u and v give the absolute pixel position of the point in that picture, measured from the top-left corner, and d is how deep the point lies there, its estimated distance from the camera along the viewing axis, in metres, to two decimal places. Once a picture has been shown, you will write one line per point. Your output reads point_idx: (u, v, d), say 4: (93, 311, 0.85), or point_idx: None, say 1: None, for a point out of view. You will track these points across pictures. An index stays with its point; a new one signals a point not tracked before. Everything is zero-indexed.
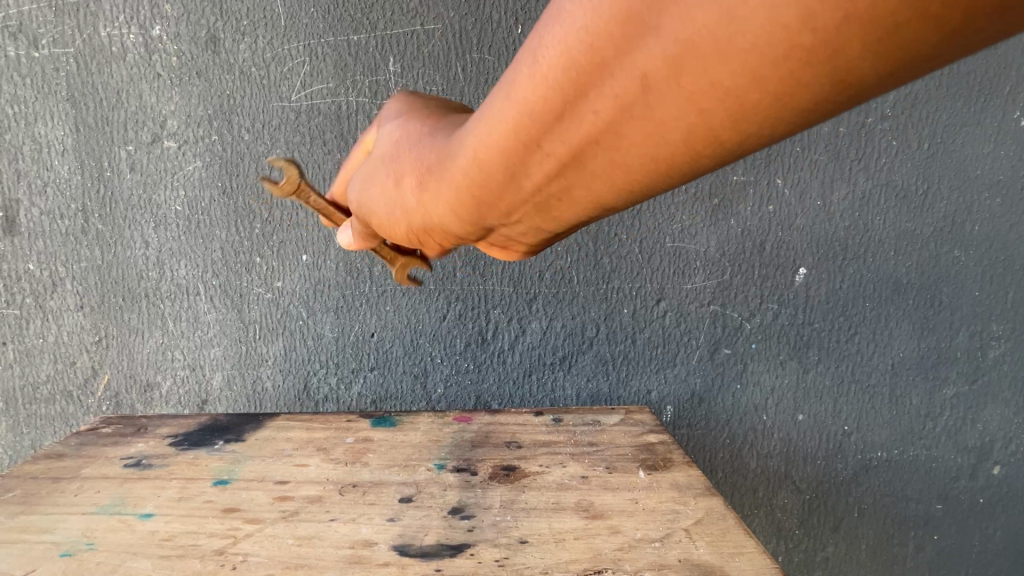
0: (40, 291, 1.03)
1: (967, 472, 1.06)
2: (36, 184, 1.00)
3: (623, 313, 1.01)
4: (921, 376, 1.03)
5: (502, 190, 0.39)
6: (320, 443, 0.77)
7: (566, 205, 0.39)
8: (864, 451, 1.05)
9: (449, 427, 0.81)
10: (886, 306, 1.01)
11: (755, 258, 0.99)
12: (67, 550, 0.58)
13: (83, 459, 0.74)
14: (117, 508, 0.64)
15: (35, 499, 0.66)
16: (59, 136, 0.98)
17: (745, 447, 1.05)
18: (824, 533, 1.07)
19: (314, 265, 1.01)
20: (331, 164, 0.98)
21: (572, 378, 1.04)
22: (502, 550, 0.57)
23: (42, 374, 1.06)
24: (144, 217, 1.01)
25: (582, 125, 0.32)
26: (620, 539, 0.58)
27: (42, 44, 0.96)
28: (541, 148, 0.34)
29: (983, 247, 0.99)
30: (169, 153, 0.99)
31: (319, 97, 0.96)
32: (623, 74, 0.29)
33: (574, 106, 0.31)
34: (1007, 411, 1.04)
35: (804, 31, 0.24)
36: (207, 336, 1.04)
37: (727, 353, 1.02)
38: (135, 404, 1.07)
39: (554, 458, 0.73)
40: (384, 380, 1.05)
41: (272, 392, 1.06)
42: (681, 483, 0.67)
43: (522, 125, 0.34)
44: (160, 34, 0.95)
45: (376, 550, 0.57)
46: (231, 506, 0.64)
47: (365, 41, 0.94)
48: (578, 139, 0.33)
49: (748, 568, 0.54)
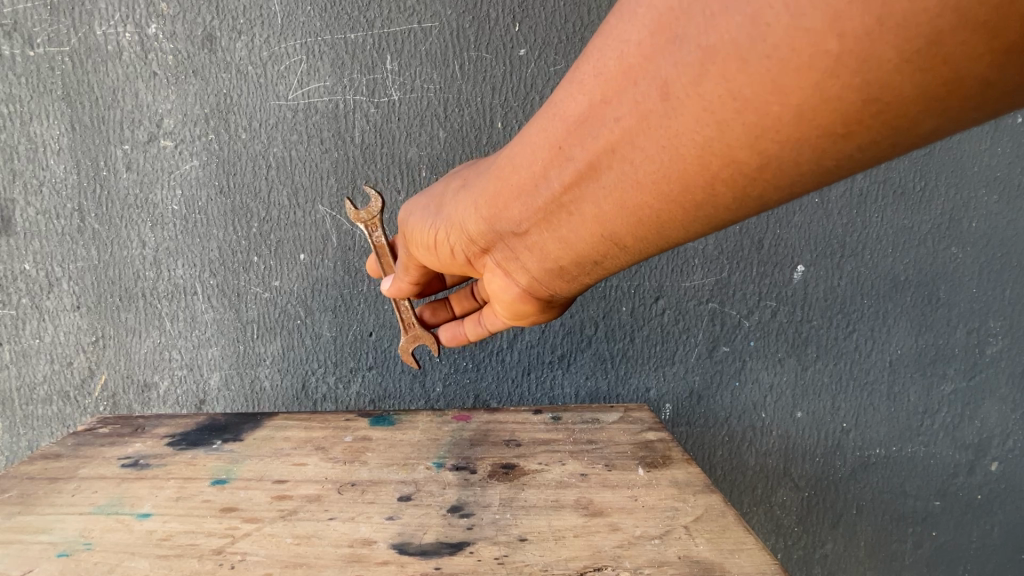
0: (36, 291, 1.03)
1: (966, 468, 1.06)
2: (31, 183, 0.99)
3: (621, 311, 1.01)
4: (919, 372, 1.03)
5: (628, 216, 0.46)
6: (319, 442, 0.77)
7: (670, 231, 0.47)
8: (863, 448, 1.05)
9: (448, 426, 0.81)
10: (884, 303, 1.01)
11: (753, 255, 0.99)
12: (64, 551, 0.57)
13: (80, 459, 0.74)
14: (115, 508, 0.64)
15: (32, 500, 0.65)
16: (55, 135, 0.98)
17: (744, 445, 1.05)
18: (823, 530, 1.07)
19: (312, 264, 1.01)
20: (328, 162, 0.98)
21: (571, 376, 1.04)
22: (502, 548, 0.57)
23: (39, 375, 1.06)
24: (141, 217, 1.00)
25: (704, 169, 0.40)
26: (620, 536, 0.58)
27: (37, 43, 0.95)
28: (670, 187, 0.42)
29: (980, 244, 0.99)
30: (166, 152, 0.98)
31: (316, 95, 0.96)
32: (748, 127, 0.37)
33: (705, 154, 0.39)
34: (1004, 407, 1.04)
35: (885, 89, 0.31)
36: (205, 335, 1.04)
37: (726, 351, 1.02)
38: (132, 404, 1.07)
39: (553, 456, 0.73)
40: (383, 379, 1.04)
41: (270, 392, 1.06)
42: (680, 480, 0.67)
43: (655, 168, 0.42)
44: (156, 32, 0.95)
45: (375, 548, 0.57)
46: (230, 505, 0.63)
47: (362, 39, 0.94)
48: (700, 180, 0.41)
49: (748, 563, 0.54)
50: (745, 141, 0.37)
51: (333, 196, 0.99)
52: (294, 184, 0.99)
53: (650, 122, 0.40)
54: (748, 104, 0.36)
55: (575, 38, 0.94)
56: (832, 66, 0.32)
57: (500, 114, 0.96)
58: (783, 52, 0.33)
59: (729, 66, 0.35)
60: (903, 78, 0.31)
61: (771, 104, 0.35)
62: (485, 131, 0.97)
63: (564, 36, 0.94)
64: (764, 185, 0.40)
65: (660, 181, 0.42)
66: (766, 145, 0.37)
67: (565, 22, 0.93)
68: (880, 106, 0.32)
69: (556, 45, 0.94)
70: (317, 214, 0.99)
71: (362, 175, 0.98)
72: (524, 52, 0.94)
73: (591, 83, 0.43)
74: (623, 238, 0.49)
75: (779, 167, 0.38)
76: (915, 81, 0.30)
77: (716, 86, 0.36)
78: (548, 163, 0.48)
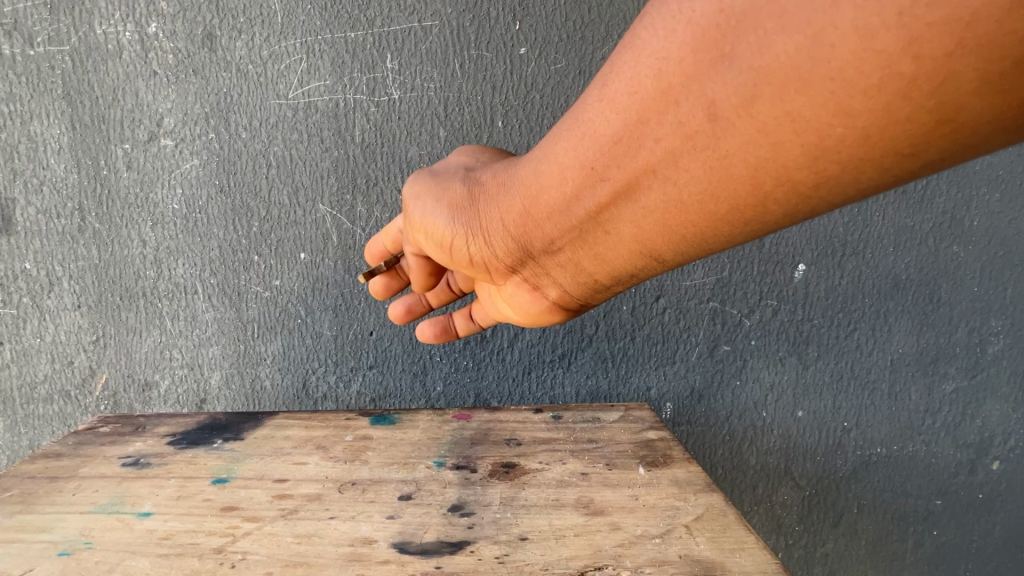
0: (37, 291, 1.03)
1: (967, 467, 1.06)
2: (32, 182, 0.99)
3: (622, 310, 1.01)
4: (920, 372, 1.03)
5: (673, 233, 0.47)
6: (319, 441, 0.77)
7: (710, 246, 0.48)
8: (864, 447, 1.05)
9: (449, 425, 0.81)
10: (885, 302, 1.01)
11: (754, 254, 0.99)
12: (65, 550, 0.57)
13: (81, 458, 0.74)
14: (116, 507, 0.64)
15: (33, 499, 0.65)
16: (55, 134, 0.98)
17: (745, 444, 1.05)
18: (824, 529, 1.07)
19: (312, 263, 1.01)
20: (329, 161, 0.98)
21: (571, 375, 1.04)
22: (503, 547, 0.57)
23: (40, 374, 1.06)
24: (141, 216, 1.00)
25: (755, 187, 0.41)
26: (621, 536, 0.58)
27: (37, 42, 0.95)
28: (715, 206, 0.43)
29: (982, 243, 0.99)
30: (166, 151, 0.98)
31: (316, 94, 0.96)
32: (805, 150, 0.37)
33: (757, 175, 0.40)
34: (1006, 406, 1.04)
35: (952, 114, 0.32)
36: (206, 334, 1.04)
37: (727, 350, 1.02)
38: (133, 403, 1.07)
39: (554, 455, 0.73)
40: (383, 378, 1.04)
41: (270, 391, 1.06)
42: (681, 480, 0.67)
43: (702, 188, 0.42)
44: (155, 31, 0.95)
45: (375, 547, 0.56)
46: (230, 504, 0.63)
47: (362, 38, 0.94)
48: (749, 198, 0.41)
49: (749, 562, 0.54)
50: (804, 159, 0.38)
51: (333, 195, 0.99)
52: (294, 183, 0.99)
53: (695, 142, 0.41)
54: (807, 124, 0.36)
55: (576, 37, 0.94)
56: (905, 87, 0.32)
57: (500, 113, 0.96)
58: (847, 75, 0.33)
59: (788, 85, 0.36)
60: (975, 99, 0.31)
61: (833, 126, 0.35)
62: (485, 130, 0.97)
63: (564, 35, 0.94)
64: (812, 203, 0.40)
65: (709, 201, 0.43)
66: (825, 164, 0.37)
67: (565, 21, 0.93)
68: (951, 126, 0.33)
69: (557, 44, 0.94)
70: (318, 213, 0.99)
71: (362, 174, 0.98)
72: (524, 51, 0.94)
73: (627, 103, 0.43)
74: (664, 251, 0.50)
75: (830, 188, 0.39)
76: (989, 102, 0.31)
77: (773, 108, 0.37)
78: (584, 181, 0.48)
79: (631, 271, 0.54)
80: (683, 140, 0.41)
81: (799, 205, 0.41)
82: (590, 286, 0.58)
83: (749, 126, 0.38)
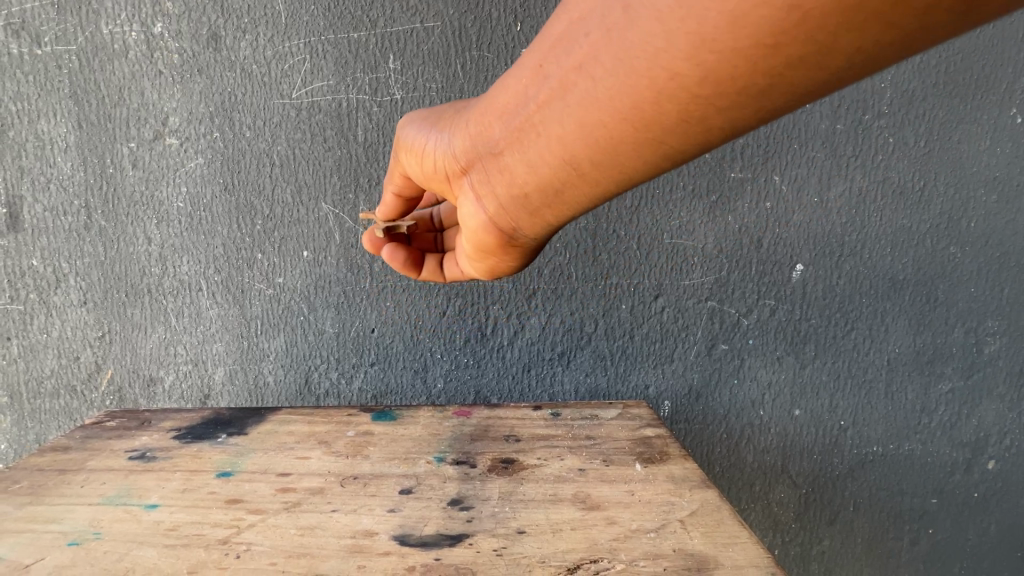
0: (43, 287, 1.04)
1: (962, 466, 1.07)
2: (39, 180, 1.01)
3: (621, 309, 1.02)
4: (916, 371, 1.04)
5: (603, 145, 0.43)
6: (322, 436, 0.78)
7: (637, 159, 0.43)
8: (860, 446, 1.06)
9: (449, 421, 0.82)
10: (882, 303, 1.01)
11: (752, 254, 1.00)
12: (74, 540, 0.58)
13: (88, 451, 0.76)
14: (124, 499, 0.65)
15: (42, 491, 0.67)
16: (62, 133, 0.99)
17: (742, 442, 1.06)
18: (820, 526, 1.08)
19: (315, 261, 1.02)
20: (332, 161, 0.99)
21: (571, 373, 1.05)
22: (501, 540, 0.58)
23: (46, 369, 1.07)
24: (146, 213, 1.02)
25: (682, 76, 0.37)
26: (617, 529, 0.59)
27: (44, 41, 0.97)
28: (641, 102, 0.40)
29: (979, 244, 1.00)
30: (171, 149, 0.99)
31: (319, 94, 0.97)
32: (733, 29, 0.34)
33: (681, 59, 0.36)
34: (1002, 406, 1.05)
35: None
36: (210, 331, 1.05)
37: (725, 349, 1.03)
38: (138, 398, 1.08)
39: (552, 451, 0.74)
40: (385, 375, 1.06)
41: (273, 387, 1.07)
42: (677, 476, 0.68)
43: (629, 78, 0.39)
44: (161, 31, 0.96)
45: (376, 539, 0.58)
46: (235, 497, 0.65)
47: (365, 38, 0.95)
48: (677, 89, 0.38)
49: (742, 556, 0.55)
50: (725, 50, 0.35)
51: (336, 193, 1.00)
52: (297, 182, 1.00)
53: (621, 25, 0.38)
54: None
55: None
56: None
57: None
58: None
59: None
60: None
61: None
62: None
63: None
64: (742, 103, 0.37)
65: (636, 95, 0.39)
66: (746, 47, 0.34)
67: None
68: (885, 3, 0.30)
69: None
70: (321, 211, 1.01)
71: (365, 173, 0.99)
72: (526, 52, 0.95)
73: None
74: (589, 168, 0.46)
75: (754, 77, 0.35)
76: None
77: None
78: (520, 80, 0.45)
79: (563, 203, 0.50)
80: (622, 25, 0.38)
81: (727, 103, 0.37)
82: (524, 221, 0.54)
83: (664, 6, 0.36)
